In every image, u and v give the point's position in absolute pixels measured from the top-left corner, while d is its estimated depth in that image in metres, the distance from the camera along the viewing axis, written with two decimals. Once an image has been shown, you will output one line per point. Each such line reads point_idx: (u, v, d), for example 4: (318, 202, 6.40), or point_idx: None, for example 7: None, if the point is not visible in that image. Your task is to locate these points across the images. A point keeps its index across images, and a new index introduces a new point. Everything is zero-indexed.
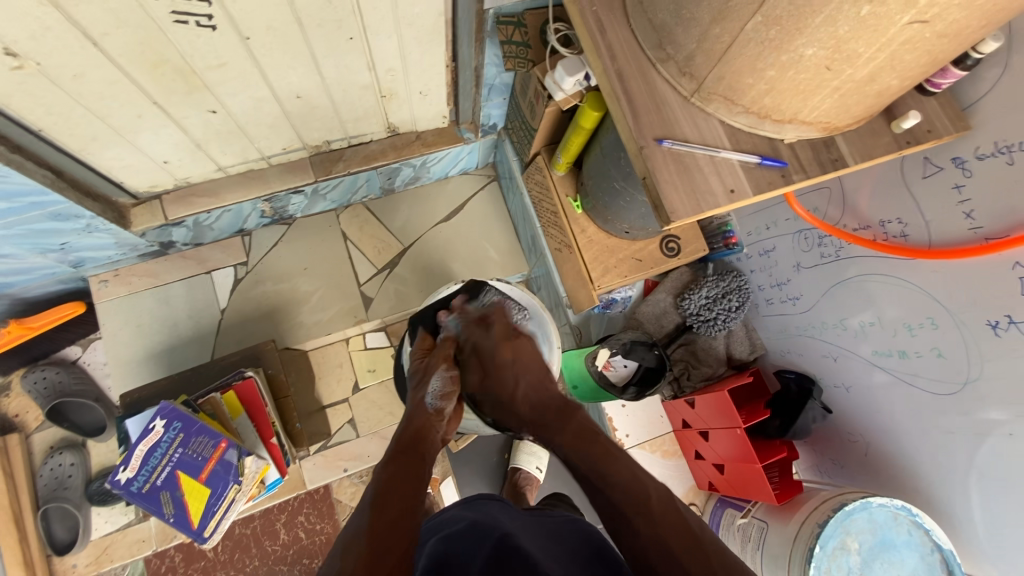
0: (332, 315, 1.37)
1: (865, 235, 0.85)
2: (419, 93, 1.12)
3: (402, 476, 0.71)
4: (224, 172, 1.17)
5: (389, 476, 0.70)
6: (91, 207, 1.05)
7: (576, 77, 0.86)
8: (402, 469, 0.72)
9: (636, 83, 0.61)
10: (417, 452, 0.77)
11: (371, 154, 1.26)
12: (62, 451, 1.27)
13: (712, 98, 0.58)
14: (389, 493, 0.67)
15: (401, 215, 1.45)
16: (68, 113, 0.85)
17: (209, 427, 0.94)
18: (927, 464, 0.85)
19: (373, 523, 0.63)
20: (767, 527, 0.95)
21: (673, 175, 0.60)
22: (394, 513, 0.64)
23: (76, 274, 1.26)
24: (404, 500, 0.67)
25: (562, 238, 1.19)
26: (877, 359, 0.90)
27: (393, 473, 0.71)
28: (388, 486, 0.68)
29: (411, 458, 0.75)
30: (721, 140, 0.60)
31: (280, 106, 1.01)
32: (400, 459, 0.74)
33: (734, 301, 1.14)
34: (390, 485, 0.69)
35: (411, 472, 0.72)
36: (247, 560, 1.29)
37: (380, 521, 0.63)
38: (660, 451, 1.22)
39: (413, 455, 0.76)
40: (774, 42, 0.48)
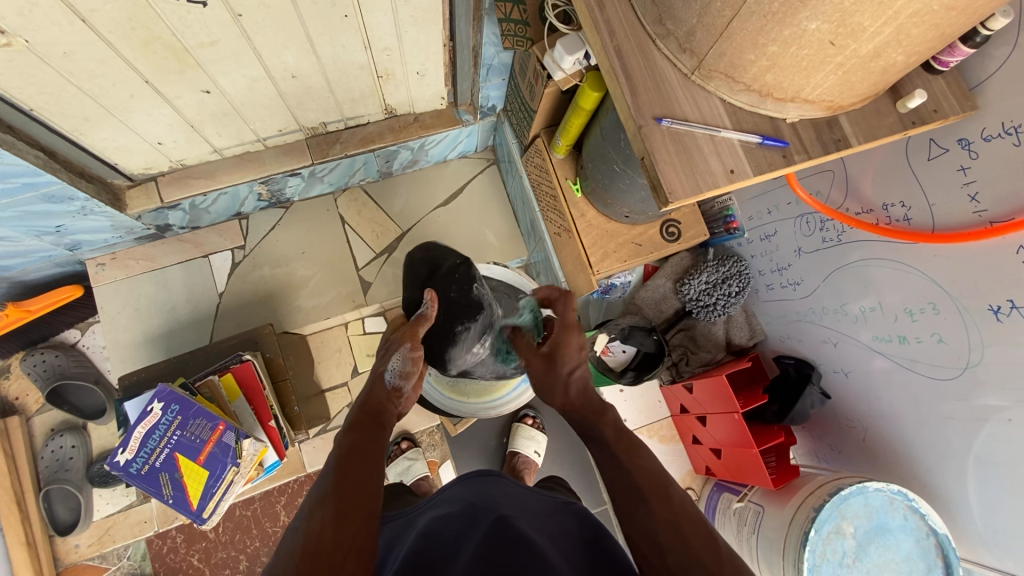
0: (330, 300, 1.37)
1: (868, 219, 0.84)
2: (416, 74, 1.10)
3: (366, 444, 0.63)
4: (219, 154, 1.16)
5: (354, 442, 0.63)
6: (85, 188, 1.04)
7: (576, 56, 0.84)
8: (365, 437, 0.64)
9: (634, 59, 0.59)
10: (378, 422, 0.68)
11: (368, 136, 1.24)
12: (63, 433, 1.27)
13: (713, 75, 0.56)
14: (357, 459, 0.60)
15: (399, 198, 1.44)
16: (59, 92, 0.84)
17: (206, 410, 0.94)
18: (926, 450, 0.85)
19: (338, 483, 0.57)
20: (763, 511, 0.95)
21: (672, 156, 0.58)
22: (362, 476, 0.59)
23: (73, 257, 1.25)
24: (371, 462, 0.61)
25: (561, 222, 1.18)
26: (876, 345, 0.90)
27: (356, 440, 0.63)
28: (355, 450, 0.62)
29: (377, 427, 0.67)
30: (722, 119, 0.58)
31: (275, 86, 0.99)
32: (365, 426, 0.66)
33: (734, 286, 1.13)
34: (355, 449, 0.62)
35: (377, 441, 0.65)
36: (248, 540, 1.31)
37: (344, 488, 0.57)
38: (658, 436, 1.22)
39: (373, 424, 0.67)
40: (776, 15, 0.47)
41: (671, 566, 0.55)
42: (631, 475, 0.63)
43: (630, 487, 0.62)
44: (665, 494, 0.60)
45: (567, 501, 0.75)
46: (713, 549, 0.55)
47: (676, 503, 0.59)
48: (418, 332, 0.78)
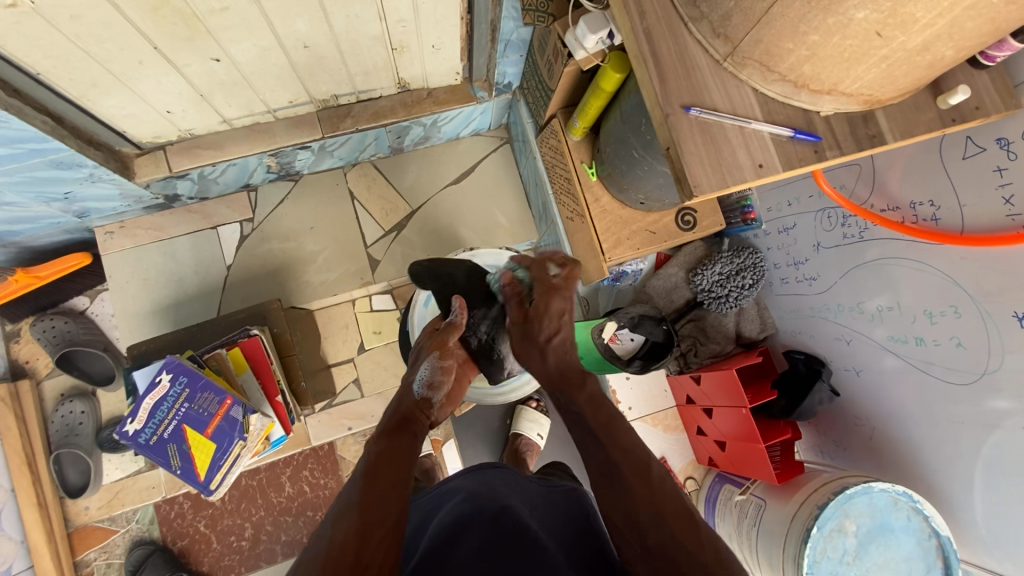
0: (338, 276, 1.36)
1: (893, 216, 0.82)
2: (431, 48, 1.07)
3: (397, 452, 0.65)
4: (229, 125, 1.14)
5: (381, 451, 0.65)
6: (94, 155, 1.02)
7: (599, 35, 0.80)
8: (396, 446, 0.66)
9: (664, 43, 0.57)
10: (411, 432, 0.71)
11: (380, 110, 1.21)
12: (73, 399, 1.29)
13: (746, 63, 0.54)
14: (384, 467, 0.62)
15: (410, 175, 1.41)
16: (66, 56, 0.82)
17: (214, 384, 0.95)
18: (933, 452, 0.84)
19: (366, 491, 0.58)
20: (765, 505, 0.96)
21: (698, 146, 0.55)
22: (391, 483, 0.60)
23: (82, 224, 1.24)
24: (400, 469, 0.63)
25: (574, 206, 1.16)
26: (891, 344, 0.89)
27: (387, 448, 0.66)
28: (383, 458, 0.63)
29: (409, 438, 0.69)
30: (753, 111, 0.56)
31: (287, 56, 0.96)
32: (397, 436, 0.69)
33: (747, 278, 1.12)
34: (384, 458, 0.64)
35: (406, 449, 0.67)
36: (253, 509, 1.33)
37: (370, 497, 0.58)
38: (661, 425, 1.20)
39: (407, 434, 0.70)
40: (821, 2, 0.44)
41: (651, 547, 0.56)
42: (611, 453, 0.65)
43: (607, 465, 0.64)
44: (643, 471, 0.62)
45: (567, 489, 0.76)
46: (693, 533, 0.55)
47: (655, 483, 0.60)
48: (450, 340, 0.85)
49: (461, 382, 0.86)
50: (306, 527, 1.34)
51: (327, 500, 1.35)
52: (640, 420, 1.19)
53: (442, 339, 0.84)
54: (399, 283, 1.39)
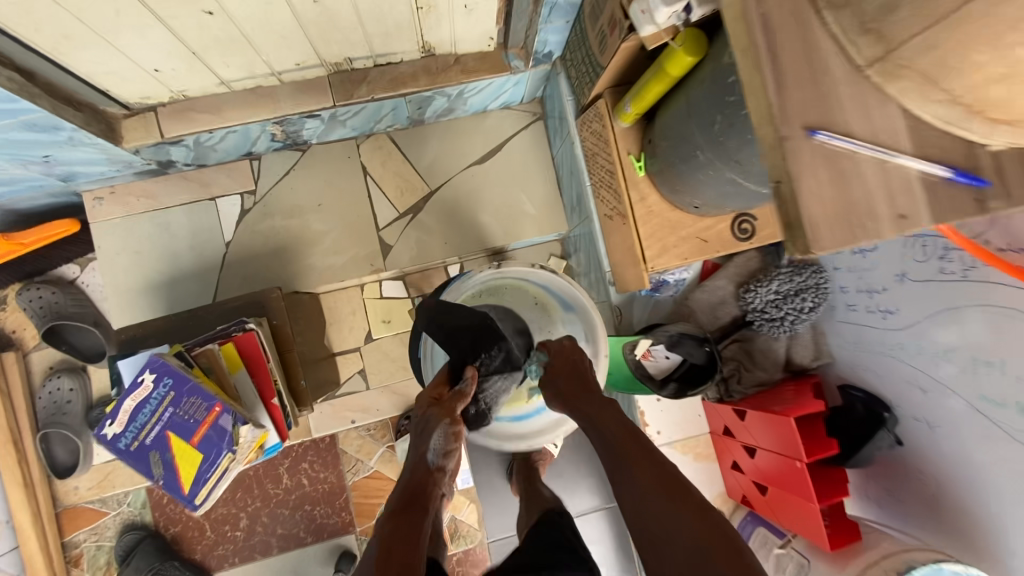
0: (346, 260, 1.24)
1: (1015, 259, 0.67)
2: (463, 8, 0.90)
3: (407, 532, 0.55)
4: (228, 87, 1.00)
5: (391, 531, 0.55)
6: (73, 117, 0.89)
7: (674, 8, 0.65)
8: (406, 526, 0.56)
9: (786, 34, 0.42)
10: (424, 507, 0.60)
11: (400, 78, 1.05)
12: (61, 375, 1.21)
13: (904, 73, 0.39)
14: (393, 550, 0.53)
15: (430, 151, 1.27)
16: (27, 3, 0.68)
17: (202, 388, 0.85)
18: (1017, 536, 0.73)
19: None
20: (809, 563, 0.86)
21: (823, 185, 0.41)
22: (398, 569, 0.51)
23: (67, 188, 1.13)
24: (411, 556, 0.52)
25: (615, 204, 1.01)
26: (982, 405, 0.75)
27: (395, 528, 0.56)
28: (392, 541, 0.54)
29: (421, 516, 0.58)
30: (900, 140, 0.41)
31: (293, 12, 0.81)
32: (406, 514, 0.58)
33: (808, 301, 0.97)
34: (393, 540, 0.54)
35: (419, 531, 0.56)
36: (249, 499, 1.27)
37: None
38: (693, 454, 1.08)
39: (419, 510, 0.59)
40: None
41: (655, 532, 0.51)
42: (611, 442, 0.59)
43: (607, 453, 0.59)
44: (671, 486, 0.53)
45: None
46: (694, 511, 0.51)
47: (657, 466, 0.55)
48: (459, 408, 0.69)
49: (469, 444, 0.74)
50: (303, 521, 1.28)
51: (326, 495, 1.29)
52: (668, 446, 1.08)
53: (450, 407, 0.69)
54: (411, 271, 1.27)
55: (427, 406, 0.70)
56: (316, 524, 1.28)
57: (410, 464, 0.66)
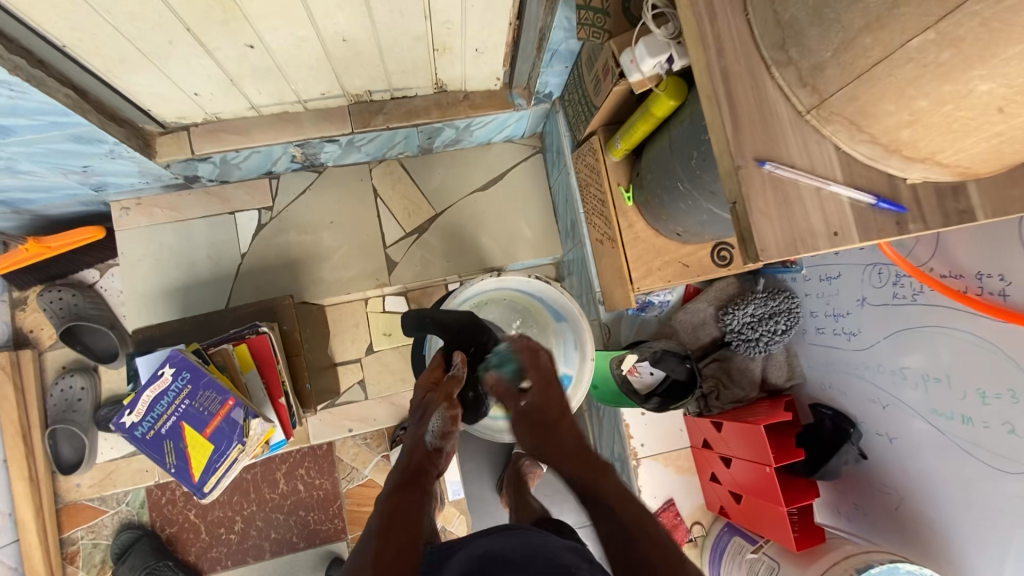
0: (354, 274, 1.32)
1: (954, 284, 0.76)
2: (474, 51, 1.02)
3: (409, 509, 0.64)
4: (257, 112, 1.10)
5: (394, 506, 0.64)
6: (116, 132, 0.99)
7: (658, 59, 0.76)
8: (408, 502, 0.65)
9: (742, 85, 0.51)
10: (423, 487, 0.68)
11: (413, 110, 1.16)
12: (73, 374, 1.27)
13: (833, 119, 0.48)
14: (398, 523, 0.61)
15: (436, 177, 1.37)
16: (94, 31, 0.77)
17: (217, 382, 0.91)
18: (968, 537, 0.79)
19: (378, 553, 0.57)
20: (777, 568, 0.92)
21: (770, 206, 0.51)
22: (403, 542, 0.59)
23: (98, 198, 1.21)
24: (413, 530, 0.61)
25: (606, 229, 1.11)
26: (933, 418, 0.83)
27: (399, 504, 0.64)
28: (397, 513, 0.63)
29: (421, 492, 0.67)
30: (833, 171, 0.50)
31: (324, 48, 0.92)
32: (409, 490, 0.67)
33: (780, 324, 1.06)
34: (396, 516, 0.62)
35: (416, 505, 0.65)
36: (245, 503, 1.30)
37: (383, 550, 0.58)
38: (672, 466, 1.15)
39: (419, 489, 0.68)
40: (940, 68, 0.39)
41: None
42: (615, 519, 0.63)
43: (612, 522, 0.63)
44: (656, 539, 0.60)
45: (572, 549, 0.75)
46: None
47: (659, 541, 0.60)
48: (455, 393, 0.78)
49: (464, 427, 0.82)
50: (296, 526, 1.31)
51: (321, 502, 1.32)
52: (650, 459, 1.15)
53: (446, 391, 0.78)
54: (414, 287, 1.35)
55: (426, 392, 0.78)
56: (309, 530, 1.31)
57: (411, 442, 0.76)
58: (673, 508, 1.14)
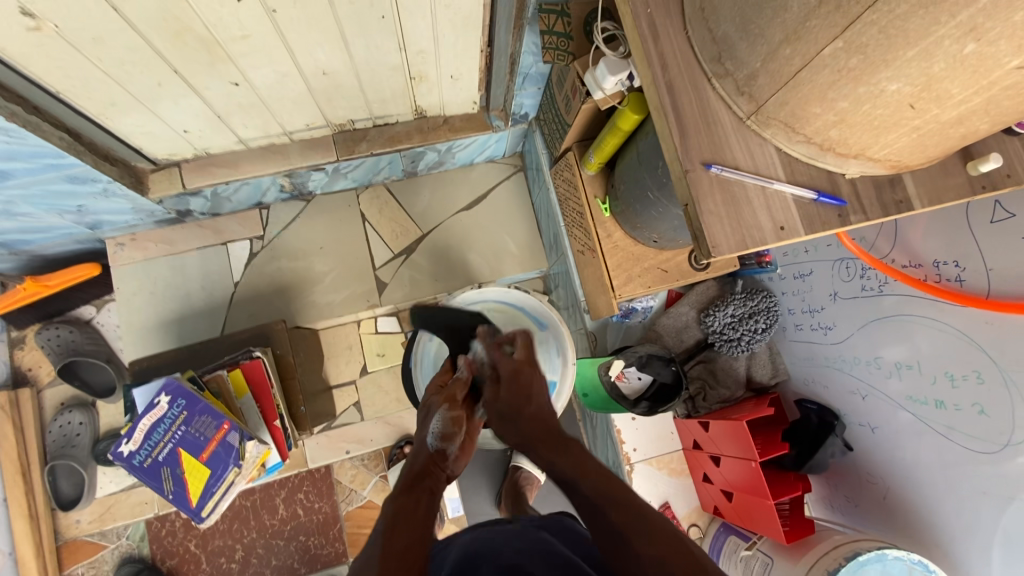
0: (344, 297, 1.35)
1: (914, 273, 0.79)
2: (449, 78, 1.07)
3: (413, 509, 0.65)
4: (245, 145, 1.14)
5: (400, 507, 0.65)
6: (109, 171, 1.03)
7: (618, 77, 0.80)
8: (414, 503, 0.66)
9: (686, 97, 0.56)
10: (428, 488, 0.70)
11: (395, 136, 1.21)
12: (72, 409, 1.28)
13: (771, 123, 0.53)
14: (403, 523, 0.63)
15: (422, 200, 1.41)
16: (85, 77, 0.82)
17: (212, 408, 0.93)
18: (950, 521, 0.80)
19: (385, 551, 0.59)
20: (772, 562, 0.94)
21: (718, 206, 0.55)
22: (410, 542, 0.60)
23: (94, 236, 1.25)
24: (419, 530, 0.62)
25: (586, 240, 1.14)
26: (908, 403, 0.85)
27: (404, 504, 0.66)
28: (402, 514, 0.64)
29: (425, 494, 0.69)
30: (776, 170, 0.54)
31: (305, 82, 0.96)
32: (414, 491, 0.68)
33: (760, 322, 1.09)
34: (402, 515, 0.64)
35: (423, 507, 0.66)
36: (245, 531, 1.30)
37: (390, 552, 0.59)
38: (666, 469, 1.18)
39: (424, 491, 0.69)
40: (852, 72, 0.43)
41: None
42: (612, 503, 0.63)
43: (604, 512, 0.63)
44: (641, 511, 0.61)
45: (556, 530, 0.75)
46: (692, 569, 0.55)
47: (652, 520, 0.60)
48: (457, 394, 0.81)
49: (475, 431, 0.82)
50: (297, 552, 1.31)
51: (320, 526, 1.33)
52: (644, 462, 1.17)
53: (451, 392, 0.81)
54: (405, 307, 1.38)
55: (433, 394, 0.83)
56: (310, 555, 1.31)
57: (418, 446, 0.77)
58: (669, 511, 1.16)
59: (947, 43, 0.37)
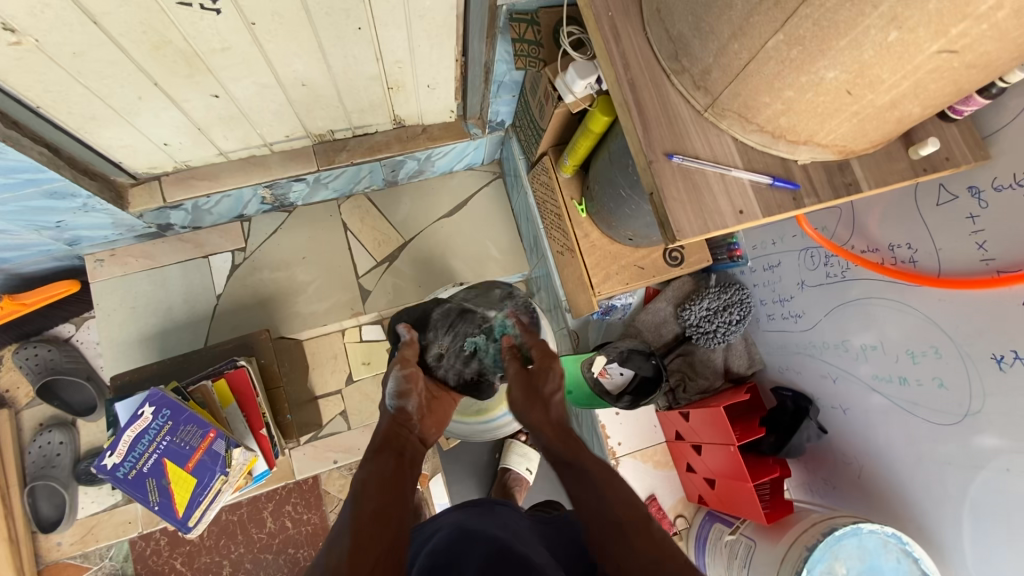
0: (328, 306, 1.36)
1: (873, 257, 0.84)
2: (426, 87, 1.10)
3: (384, 473, 0.68)
4: (225, 157, 1.16)
5: (372, 473, 0.68)
6: (88, 186, 1.03)
7: (587, 80, 0.84)
8: (383, 469, 0.69)
9: (648, 94, 0.59)
10: (394, 451, 0.73)
11: (375, 145, 1.23)
12: (52, 429, 1.27)
13: (726, 114, 0.57)
14: (373, 491, 0.65)
15: (403, 208, 1.43)
16: (66, 91, 0.83)
17: (198, 416, 0.93)
18: (921, 492, 0.83)
19: (356, 518, 0.61)
20: (754, 545, 0.96)
21: (681, 193, 0.58)
22: (378, 509, 0.63)
23: (72, 252, 1.25)
24: (387, 496, 0.65)
25: (565, 241, 1.17)
26: (875, 383, 0.89)
27: (373, 471, 0.68)
28: (371, 483, 0.66)
29: (393, 458, 0.71)
30: (733, 159, 0.59)
31: (285, 93, 0.99)
32: (381, 457, 0.71)
33: (734, 314, 1.13)
34: (370, 482, 0.66)
35: (392, 472, 0.69)
36: (232, 546, 1.29)
37: (361, 520, 0.61)
38: (651, 462, 1.21)
39: (390, 454, 0.72)
40: (794, 62, 0.47)
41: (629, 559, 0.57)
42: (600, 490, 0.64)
43: (593, 498, 0.63)
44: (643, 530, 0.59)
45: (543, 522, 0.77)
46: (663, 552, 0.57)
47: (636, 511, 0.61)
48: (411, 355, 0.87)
49: (439, 401, 0.87)
50: (286, 565, 1.29)
51: (309, 537, 1.31)
52: (629, 456, 1.20)
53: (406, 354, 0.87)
54: (389, 314, 1.40)
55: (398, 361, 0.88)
56: (299, 567, 1.30)
57: (381, 413, 0.81)
58: (656, 503, 1.18)
59: (873, 32, 0.41)
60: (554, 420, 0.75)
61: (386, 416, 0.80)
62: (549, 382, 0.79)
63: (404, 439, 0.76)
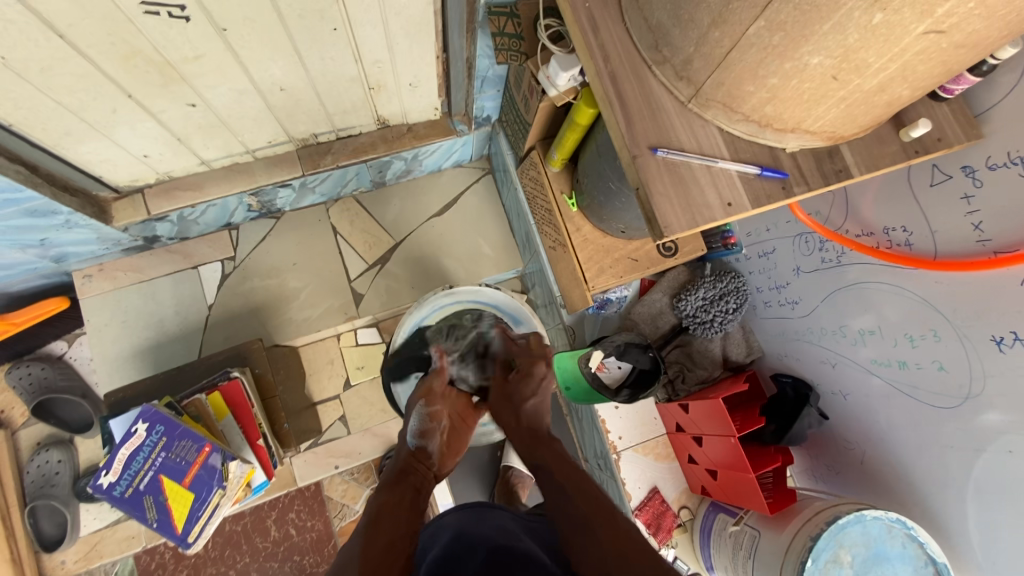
0: (321, 312, 1.34)
1: (867, 241, 0.83)
2: (409, 86, 1.08)
3: (398, 502, 0.70)
4: (207, 166, 1.14)
5: (384, 501, 0.70)
6: (69, 202, 1.01)
7: (570, 72, 0.81)
8: (397, 498, 0.71)
9: (629, 85, 0.58)
10: (411, 484, 0.75)
11: (360, 146, 1.21)
12: (50, 448, 1.26)
13: (710, 104, 0.55)
14: (386, 519, 0.66)
15: (393, 209, 1.42)
16: (38, 107, 0.81)
17: (192, 431, 0.92)
18: (925, 476, 0.82)
19: (366, 545, 0.62)
20: (758, 535, 0.96)
21: (668, 188, 0.57)
22: (389, 541, 0.63)
23: (60, 269, 1.24)
24: (401, 527, 0.66)
25: (557, 236, 1.16)
26: (874, 367, 0.88)
27: (387, 499, 0.70)
28: (384, 512, 0.68)
29: (409, 490, 0.73)
30: (719, 150, 0.57)
31: (263, 98, 0.97)
32: (397, 488, 0.73)
33: (731, 303, 1.12)
34: (383, 511, 0.68)
35: (406, 501, 0.71)
36: (237, 556, 1.29)
37: (370, 546, 0.62)
38: (652, 454, 1.21)
39: (408, 486, 0.74)
40: (777, 49, 0.45)
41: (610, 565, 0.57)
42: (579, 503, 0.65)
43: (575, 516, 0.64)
44: (611, 521, 0.62)
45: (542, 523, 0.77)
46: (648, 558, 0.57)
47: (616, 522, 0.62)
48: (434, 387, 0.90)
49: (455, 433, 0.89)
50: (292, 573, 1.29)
51: (314, 544, 1.31)
52: (630, 450, 1.20)
53: (427, 387, 0.90)
54: (384, 317, 1.38)
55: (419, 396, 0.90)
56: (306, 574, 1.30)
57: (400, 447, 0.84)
58: (659, 496, 1.18)
59: (857, 14, 0.40)
60: (523, 424, 0.84)
61: (405, 450, 0.84)
62: (524, 386, 0.88)
63: (420, 473, 0.79)
